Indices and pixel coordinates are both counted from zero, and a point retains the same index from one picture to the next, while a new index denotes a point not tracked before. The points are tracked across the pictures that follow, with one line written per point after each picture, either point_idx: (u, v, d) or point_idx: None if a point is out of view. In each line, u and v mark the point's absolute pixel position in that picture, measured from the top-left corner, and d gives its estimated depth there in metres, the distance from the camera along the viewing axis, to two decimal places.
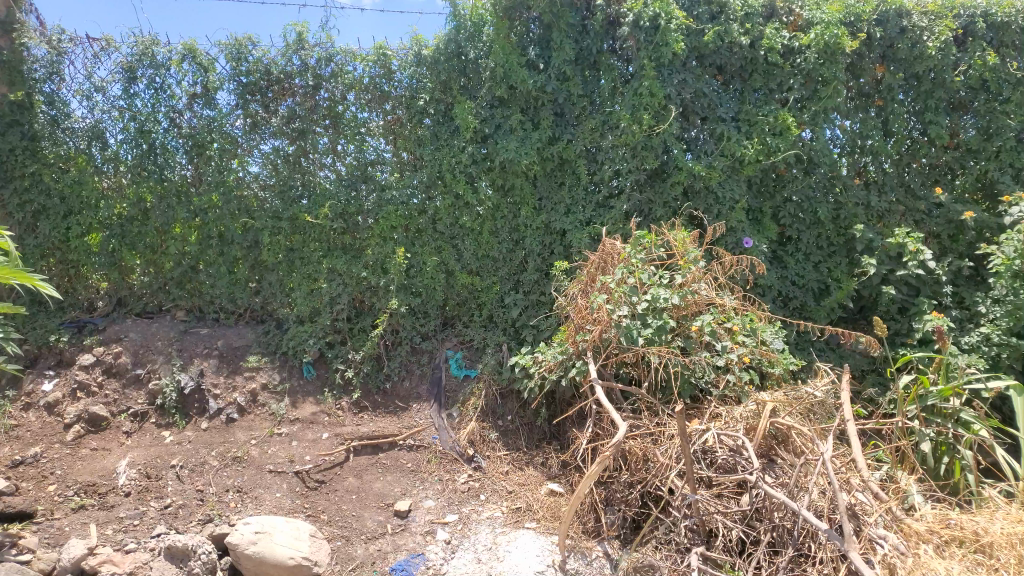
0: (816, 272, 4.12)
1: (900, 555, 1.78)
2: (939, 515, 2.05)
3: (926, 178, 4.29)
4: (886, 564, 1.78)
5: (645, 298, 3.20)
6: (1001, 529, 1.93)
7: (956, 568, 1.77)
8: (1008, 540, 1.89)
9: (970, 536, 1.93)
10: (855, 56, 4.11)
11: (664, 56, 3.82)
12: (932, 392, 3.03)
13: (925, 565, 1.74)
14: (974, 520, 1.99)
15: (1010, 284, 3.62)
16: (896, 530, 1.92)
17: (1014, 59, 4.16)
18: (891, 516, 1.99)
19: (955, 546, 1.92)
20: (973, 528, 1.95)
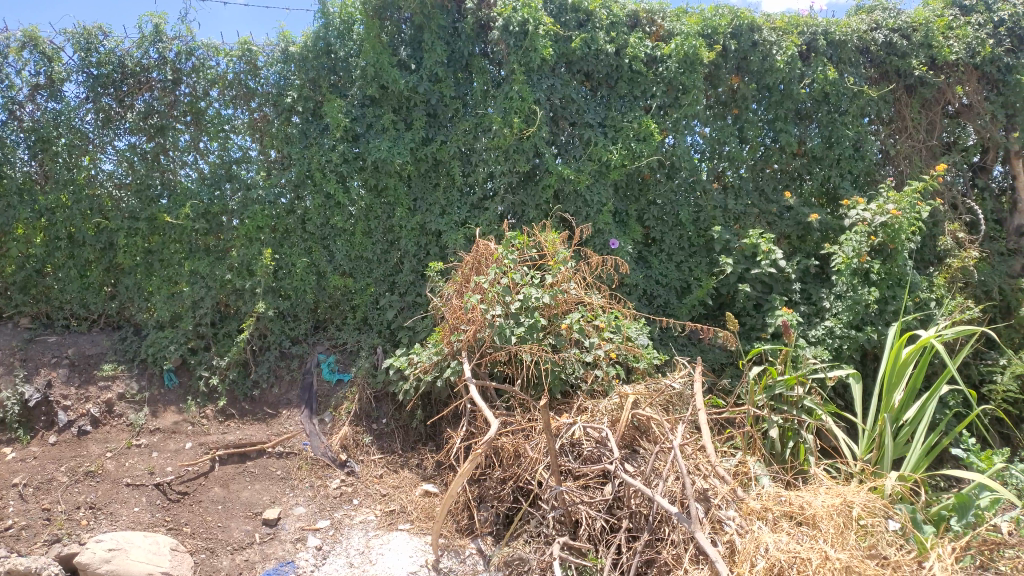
0: (679, 271, 4.32)
1: (741, 533, 1.89)
2: (773, 493, 2.11)
3: (778, 183, 4.60)
4: (730, 543, 1.88)
5: (517, 297, 3.27)
6: (823, 503, 2.02)
7: (785, 539, 1.84)
8: (829, 511, 1.96)
9: (797, 510, 1.99)
10: (713, 67, 4.35)
11: (533, 61, 3.91)
12: (779, 382, 3.24)
13: (758, 539, 1.81)
14: (801, 496, 2.06)
15: (850, 281, 3.97)
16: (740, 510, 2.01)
17: (850, 75, 4.55)
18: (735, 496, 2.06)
19: (785, 520, 1.99)
20: (800, 502, 2.02)
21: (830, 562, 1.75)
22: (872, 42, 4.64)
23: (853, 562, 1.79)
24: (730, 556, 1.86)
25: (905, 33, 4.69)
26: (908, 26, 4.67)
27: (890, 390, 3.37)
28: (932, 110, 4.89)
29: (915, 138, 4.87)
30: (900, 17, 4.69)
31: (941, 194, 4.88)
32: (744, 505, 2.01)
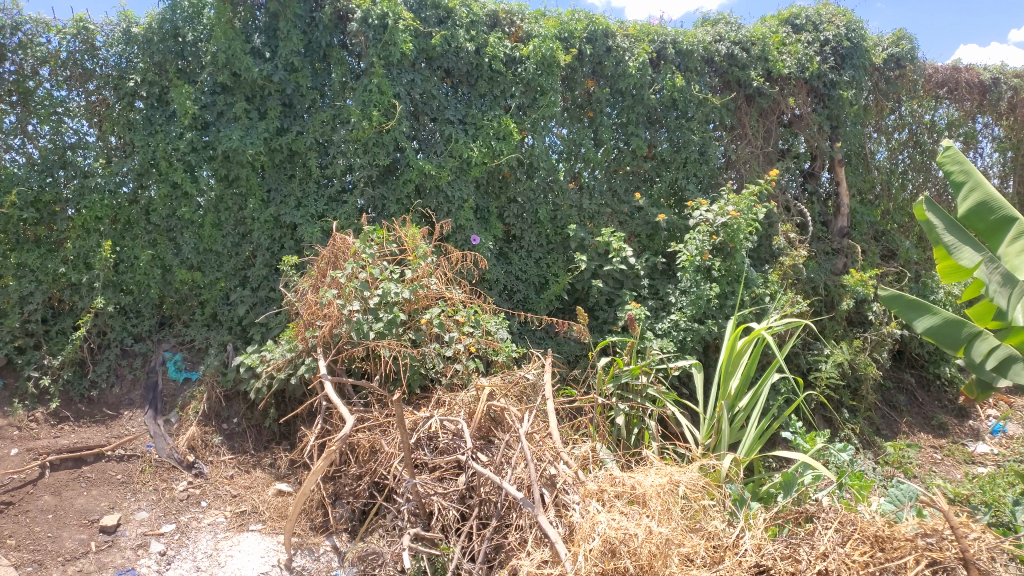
0: (537, 267, 4.44)
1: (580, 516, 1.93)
2: (609, 474, 2.15)
3: (630, 184, 4.81)
4: (569, 524, 1.94)
5: (376, 292, 3.23)
6: (652, 482, 2.07)
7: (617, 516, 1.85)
8: (658, 490, 2.02)
9: (628, 488, 2.04)
10: (569, 70, 4.49)
11: (393, 55, 3.89)
12: (625, 371, 3.43)
13: (593, 520, 1.83)
14: (633, 476, 2.11)
15: (693, 277, 4.23)
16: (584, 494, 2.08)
17: (695, 83, 4.84)
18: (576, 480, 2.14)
19: (618, 500, 2.03)
20: (631, 481, 2.07)
21: (654, 535, 1.77)
22: (716, 53, 4.95)
23: (676, 535, 1.84)
24: (569, 535, 1.91)
25: (745, 46, 5.05)
26: (747, 40, 5.03)
27: (726, 377, 3.63)
28: (769, 119, 5.29)
29: (754, 144, 5.24)
30: (741, 31, 5.04)
31: (776, 197, 5.29)
32: (582, 488, 2.06)
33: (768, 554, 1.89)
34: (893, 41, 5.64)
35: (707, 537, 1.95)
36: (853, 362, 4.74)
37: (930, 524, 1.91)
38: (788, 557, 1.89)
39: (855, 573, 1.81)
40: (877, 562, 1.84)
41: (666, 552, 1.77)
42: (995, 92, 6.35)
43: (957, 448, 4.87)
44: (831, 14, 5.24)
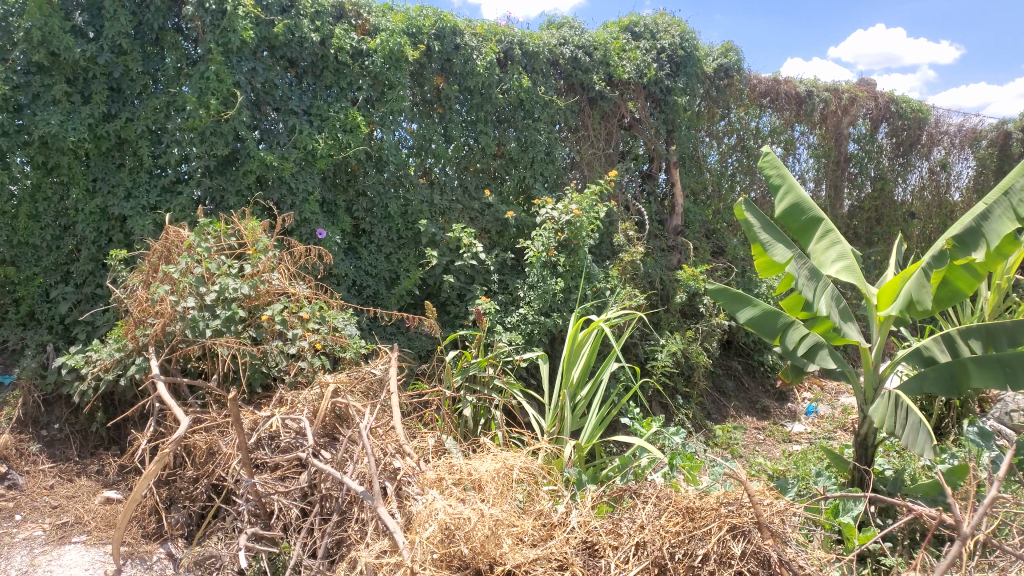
0: (387, 263, 4.41)
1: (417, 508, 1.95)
2: (447, 462, 2.20)
3: (479, 181, 4.89)
4: (409, 514, 1.96)
5: (214, 288, 3.13)
6: (488, 468, 2.13)
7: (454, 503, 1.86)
8: (493, 474, 2.08)
9: (464, 475, 2.10)
10: (418, 65, 4.47)
11: (232, 42, 3.73)
12: (472, 364, 3.51)
13: (431, 508, 1.84)
14: (470, 463, 2.17)
15: (540, 271, 4.42)
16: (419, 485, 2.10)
17: (540, 85, 5.01)
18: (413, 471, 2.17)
19: (453, 487, 2.08)
20: (467, 468, 2.13)
21: (486, 518, 1.77)
22: (560, 56, 5.12)
23: (507, 516, 1.86)
24: (407, 525, 1.92)
25: (588, 50, 5.25)
26: (590, 45, 5.24)
27: (569, 367, 3.79)
28: (610, 122, 5.54)
29: (596, 145, 5.47)
30: (584, 35, 5.24)
31: (616, 196, 5.55)
32: (421, 477, 2.09)
33: (593, 529, 1.90)
34: (722, 52, 6.09)
35: (537, 517, 1.96)
36: (686, 351, 5.08)
37: (731, 491, 1.94)
38: (611, 531, 1.89)
39: (668, 542, 1.80)
40: (687, 530, 1.84)
41: (498, 533, 1.77)
42: (809, 104, 7.00)
43: (777, 429, 5.33)
44: (666, 24, 5.57)
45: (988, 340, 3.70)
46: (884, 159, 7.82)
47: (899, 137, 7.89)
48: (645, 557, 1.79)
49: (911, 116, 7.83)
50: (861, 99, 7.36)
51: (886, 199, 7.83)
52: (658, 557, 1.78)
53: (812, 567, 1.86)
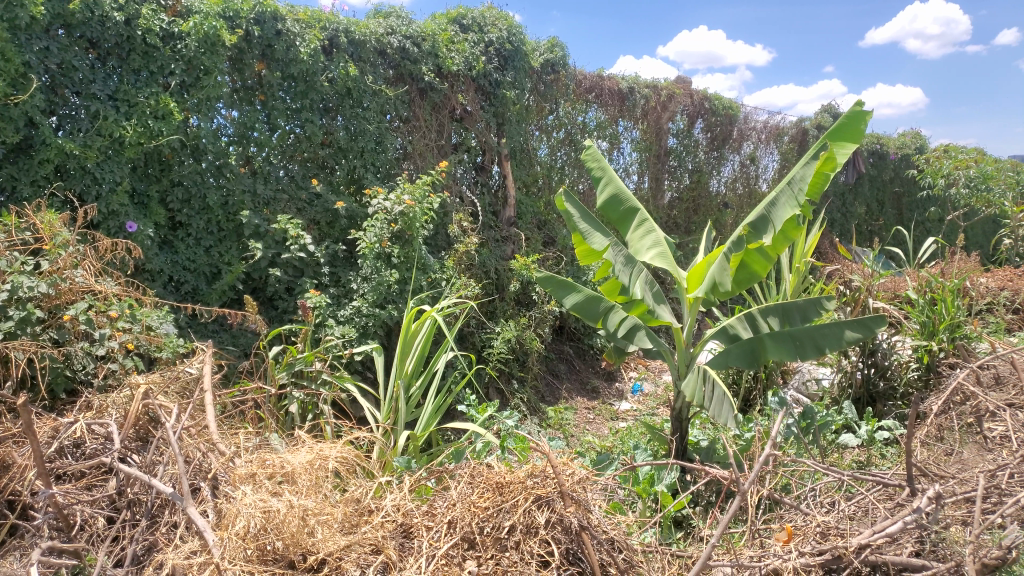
0: (207, 256, 4.22)
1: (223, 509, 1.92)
2: (258, 458, 2.14)
3: (306, 171, 4.76)
4: (220, 509, 1.93)
5: (4, 288, 2.82)
6: (302, 460, 2.11)
7: (271, 498, 1.83)
8: (306, 466, 2.06)
9: (277, 468, 2.06)
10: (236, 51, 4.27)
11: (20, 18, 3.41)
12: (299, 359, 3.44)
13: (239, 503, 1.81)
14: (282, 456, 2.13)
15: (373, 263, 4.36)
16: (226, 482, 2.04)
17: (368, 74, 4.95)
18: (224, 470, 2.11)
19: (268, 481, 2.05)
20: (280, 462, 2.09)
21: (295, 508, 1.76)
22: (388, 46, 5.08)
23: (316, 505, 1.86)
24: (219, 525, 1.87)
25: (416, 41, 5.25)
26: (418, 35, 5.24)
27: (403, 357, 3.77)
28: (441, 113, 5.56)
29: (427, 137, 5.49)
30: (412, 26, 5.22)
31: (449, 187, 5.61)
32: (233, 474, 2.02)
33: (407, 510, 1.96)
34: (548, 48, 6.30)
35: (353, 507, 1.98)
36: (520, 337, 5.23)
37: (538, 464, 1.97)
38: (426, 512, 1.93)
39: (477, 517, 1.81)
40: (495, 503, 1.85)
41: (309, 523, 1.78)
42: (631, 100, 7.38)
43: (605, 408, 5.63)
44: (494, 18, 5.67)
45: (784, 317, 4.08)
46: (700, 153, 8.39)
47: (713, 133, 8.51)
48: (456, 533, 1.79)
49: (723, 113, 8.47)
50: (677, 96, 7.85)
51: (703, 190, 8.42)
52: (468, 531, 1.78)
53: (612, 531, 1.93)
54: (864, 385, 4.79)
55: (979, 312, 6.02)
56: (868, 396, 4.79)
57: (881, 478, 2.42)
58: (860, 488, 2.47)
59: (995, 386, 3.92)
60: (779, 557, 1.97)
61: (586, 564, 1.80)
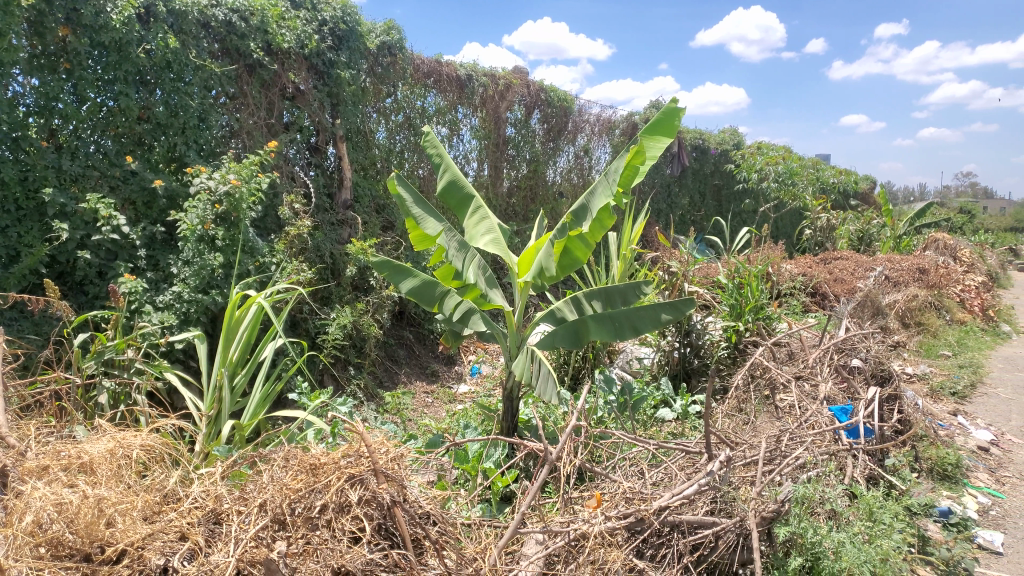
0: (3, 238, 3.80)
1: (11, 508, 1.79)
2: (52, 449, 2.02)
3: (121, 147, 4.42)
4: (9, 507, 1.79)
5: None
6: (100, 449, 2.02)
7: (66, 491, 1.76)
8: (106, 456, 1.99)
9: (72, 459, 1.95)
10: (35, 13, 3.88)
11: None
12: (108, 347, 3.23)
13: (28, 498, 1.74)
14: (78, 446, 2.02)
15: (195, 246, 4.14)
16: (15, 476, 1.90)
17: (190, 47, 4.70)
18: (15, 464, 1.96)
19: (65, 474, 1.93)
20: (76, 452, 1.98)
21: (89, 498, 1.73)
22: (212, 18, 4.82)
23: (116, 495, 1.82)
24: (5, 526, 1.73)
25: (243, 15, 5.03)
26: (246, 9, 5.01)
27: (227, 344, 3.61)
28: (271, 91, 5.36)
29: (256, 115, 5.28)
30: None
31: (280, 167, 5.42)
32: (21, 468, 1.91)
33: (213, 493, 1.96)
34: (385, 30, 6.24)
35: (159, 496, 1.95)
36: (357, 323, 5.16)
37: (352, 444, 1.98)
38: (238, 496, 1.92)
39: (288, 499, 1.82)
40: (307, 485, 1.86)
41: (106, 513, 1.74)
42: (469, 87, 7.46)
43: (443, 391, 5.68)
44: None
45: (607, 301, 4.30)
46: (537, 142, 8.60)
47: (549, 124, 8.76)
48: (267, 515, 1.81)
49: (558, 105, 8.75)
50: (515, 85, 8.01)
51: (539, 179, 8.66)
52: (279, 513, 1.80)
53: (428, 504, 1.99)
54: (680, 362, 5.09)
55: (782, 295, 6.61)
56: (684, 373, 5.10)
57: (683, 446, 2.65)
58: (665, 456, 2.67)
59: (788, 360, 4.31)
60: (586, 522, 2.10)
61: (399, 538, 1.84)
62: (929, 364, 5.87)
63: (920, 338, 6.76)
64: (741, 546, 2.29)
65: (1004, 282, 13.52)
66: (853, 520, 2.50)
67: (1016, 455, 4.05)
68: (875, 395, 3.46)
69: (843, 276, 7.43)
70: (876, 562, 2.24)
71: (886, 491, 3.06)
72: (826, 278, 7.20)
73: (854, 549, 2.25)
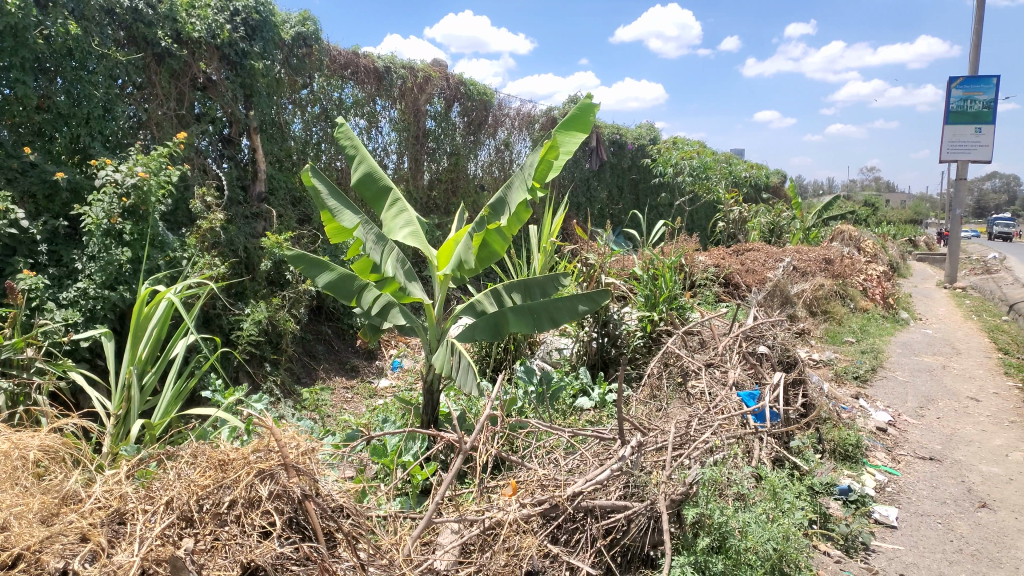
0: None
1: None
2: None
3: (17, 137, 4.14)
4: None
5: None
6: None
7: None
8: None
9: None
10: None
11: None
12: (7, 345, 3.09)
13: None
14: None
15: (101, 241, 3.97)
16: None
17: (93, 34, 4.50)
18: None
19: None
20: None
21: None
22: (117, 5, 4.65)
23: (9, 498, 1.76)
24: None
25: (150, 2, 4.87)
26: None
27: (136, 341, 3.49)
28: (180, 81, 5.19)
29: (166, 106, 5.11)
30: None
31: (191, 160, 5.26)
32: None
33: (115, 493, 1.93)
34: (300, 21, 6.13)
35: (60, 498, 1.90)
36: (273, 319, 5.07)
37: (262, 439, 1.98)
38: (142, 494, 1.90)
39: (195, 495, 1.80)
40: (216, 481, 1.84)
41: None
42: (387, 80, 7.40)
43: (363, 386, 5.64)
44: None
45: (526, 293, 4.35)
46: (457, 135, 8.60)
47: (469, 117, 8.77)
48: (173, 513, 1.78)
49: (478, 98, 8.76)
50: (434, 78, 7.98)
51: (460, 172, 8.65)
52: (185, 510, 1.78)
53: (340, 497, 2.01)
54: (598, 352, 5.17)
55: (696, 286, 6.82)
56: (601, 362, 5.19)
57: (597, 432, 2.72)
58: (578, 442, 2.74)
59: (700, 348, 4.46)
60: (501, 510, 2.14)
61: (311, 532, 1.86)
62: (834, 351, 6.17)
63: (825, 325, 7.09)
64: (652, 529, 2.36)
65: (904, 271, 14.24)
66: (758, 499, 2.62)
67: (909, 434, 4.31)
68: (779, 380, 3.63)
69: (754, 266, 7.72)
70: (778, 538, 2.32)
71: (790, 471, 3.22)
72: (738, 269, 7.45)
73: (759, 527, 2.35)
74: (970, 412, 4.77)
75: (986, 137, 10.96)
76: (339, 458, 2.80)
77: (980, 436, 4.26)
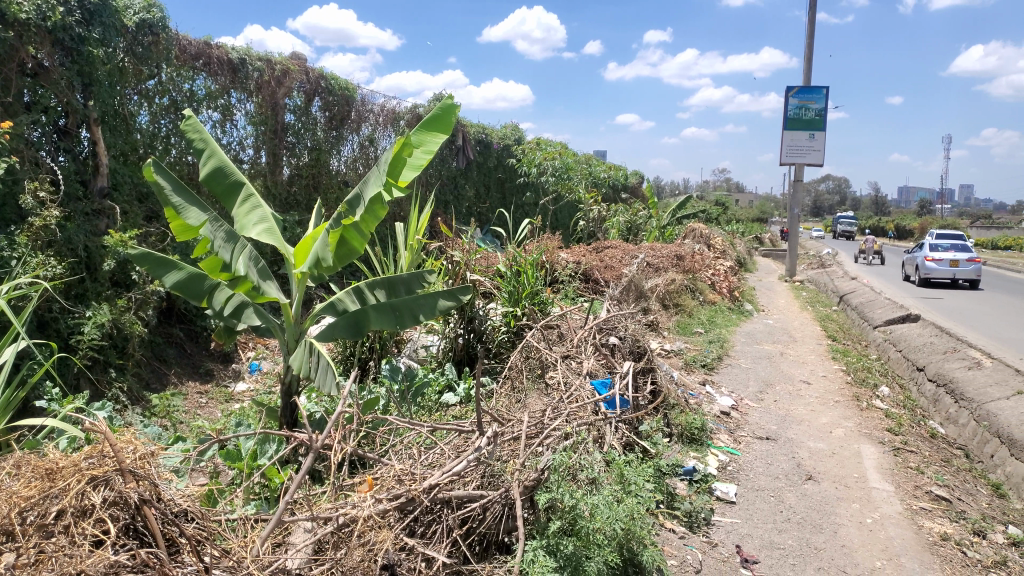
0: None
1: None
2: None
3: None
4: None
5: None
6: None
7: None
8: None
9: None
10: None
11: None
12: None
13: None
14: None
15: None
16: None
17: None
18: None
19: None
20: None
21: None
22: None
23: None
24: None
25: None
26: None
27: None
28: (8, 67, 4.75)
29: None
30: None
31: (21, 152, 4.75)
32: None
33: None
34: (144, 7, 5.80)
35: None
36: (117, 322, 4.78)
37: (95, 444, 1.91)
38: None
39: (18, 507, 1.71)
40: (42, 492, 1.76)
41: None
42: (242, 72, 7.14)
43: (218, 391, 5.43)
44: None
45: (389, 290, 4.29)
46: (318, 131, 8.39)
47: (331, 112, 8.60)
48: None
49: (339, 93, 8.60)
50: (292, 72, 7.77)
51: (322, 168, 8.43)
52: (5, 523, 1.69)
53: (187, 499, 1.98)
54: (464, 348, 5.24)
55: (556, 282, 7.03)
56: (466, 358, 5.26)
57: (455, 425, 2.76)
58: (437, 435, 2.76)
59: (558, 340, 4.60)
60: (357, 507, 2.13)
61: (150, 537, 1.80)
62: (684, 341, 6.52)
63: (677, 318, 7.49)
64: (507, 515, 2.46)
65: (750, 266, 15.23)
66: (608, 483, 2.76)
67: (749, 416, 4.64)
68: (629, 369, 3.81)
69: (612, 263, 8.05)
70: (624, 518, 2.45)
71: (639, 455, 3.40)
72: (596, 265, 7.74)
73: (608, 508, 2.47)
74: (801, 394, 5.20)
75: (818, 142, 11.93)
76: (189, 465, 2.69)
77: (809, 416, 4.66)
